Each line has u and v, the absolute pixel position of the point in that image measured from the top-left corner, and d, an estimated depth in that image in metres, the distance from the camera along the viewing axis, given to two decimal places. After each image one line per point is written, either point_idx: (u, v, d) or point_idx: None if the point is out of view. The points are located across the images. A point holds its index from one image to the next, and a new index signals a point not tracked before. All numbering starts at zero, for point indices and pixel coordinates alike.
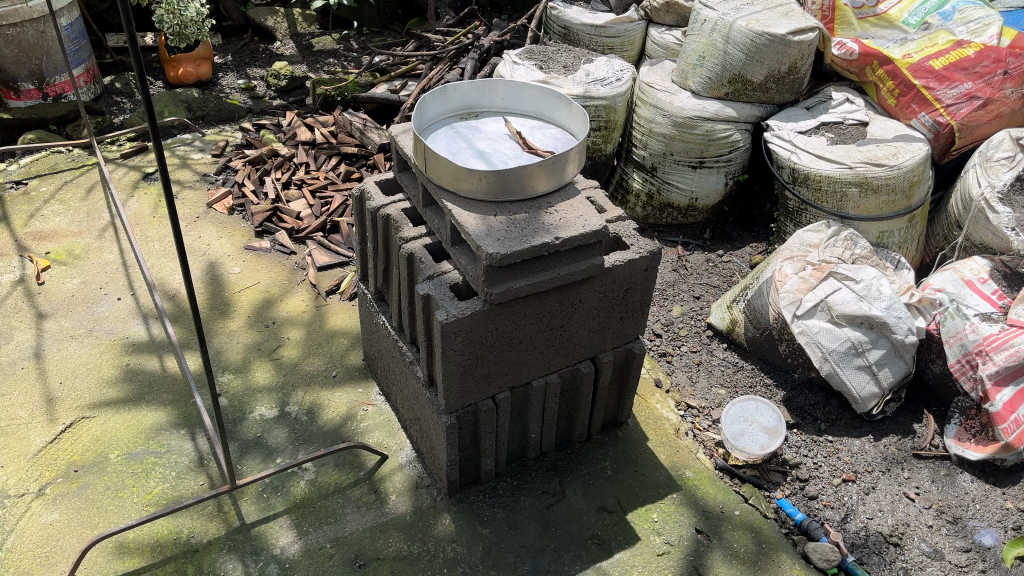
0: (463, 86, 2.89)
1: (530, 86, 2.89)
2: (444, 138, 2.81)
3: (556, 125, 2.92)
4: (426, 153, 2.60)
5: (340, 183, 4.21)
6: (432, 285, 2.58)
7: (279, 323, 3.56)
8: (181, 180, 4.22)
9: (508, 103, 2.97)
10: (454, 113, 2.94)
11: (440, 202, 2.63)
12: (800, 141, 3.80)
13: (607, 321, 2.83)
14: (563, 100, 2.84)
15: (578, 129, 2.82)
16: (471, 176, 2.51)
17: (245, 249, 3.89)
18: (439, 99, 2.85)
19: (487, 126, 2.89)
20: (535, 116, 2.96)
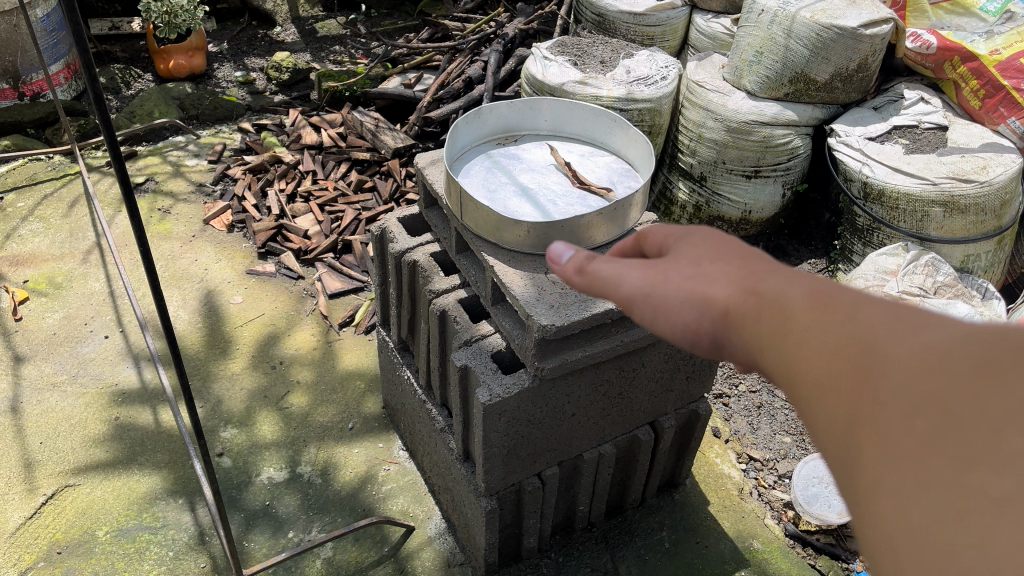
0: (501, 108, 2.46)
1: (579, 106, 2.46)
2: (480, 171, 2.39)
3: (609, 151, 2.50)
4: (463, 198, 2.18)
5: (351, 194, 3.78)
6: (471, 353, 2.18)
7: (286, 363, 3.16)
8: (175, 193, 3.80)
9: (552, 125, 2.55)
10: (489, 139, 2.51)
11: (479, 255, 2.22)
12: (872, 150, 3.35)
13: (670, 383, 2.44)
14: (621, 124, 2.41)
15: (639, 160, 2.39)
16: (518, 227, 2.09)
17: (248, 273, 3.47)
18: (474, 124, 2.42)
19: (530, 154, 2.46)
20: (584, 140, 2.54)
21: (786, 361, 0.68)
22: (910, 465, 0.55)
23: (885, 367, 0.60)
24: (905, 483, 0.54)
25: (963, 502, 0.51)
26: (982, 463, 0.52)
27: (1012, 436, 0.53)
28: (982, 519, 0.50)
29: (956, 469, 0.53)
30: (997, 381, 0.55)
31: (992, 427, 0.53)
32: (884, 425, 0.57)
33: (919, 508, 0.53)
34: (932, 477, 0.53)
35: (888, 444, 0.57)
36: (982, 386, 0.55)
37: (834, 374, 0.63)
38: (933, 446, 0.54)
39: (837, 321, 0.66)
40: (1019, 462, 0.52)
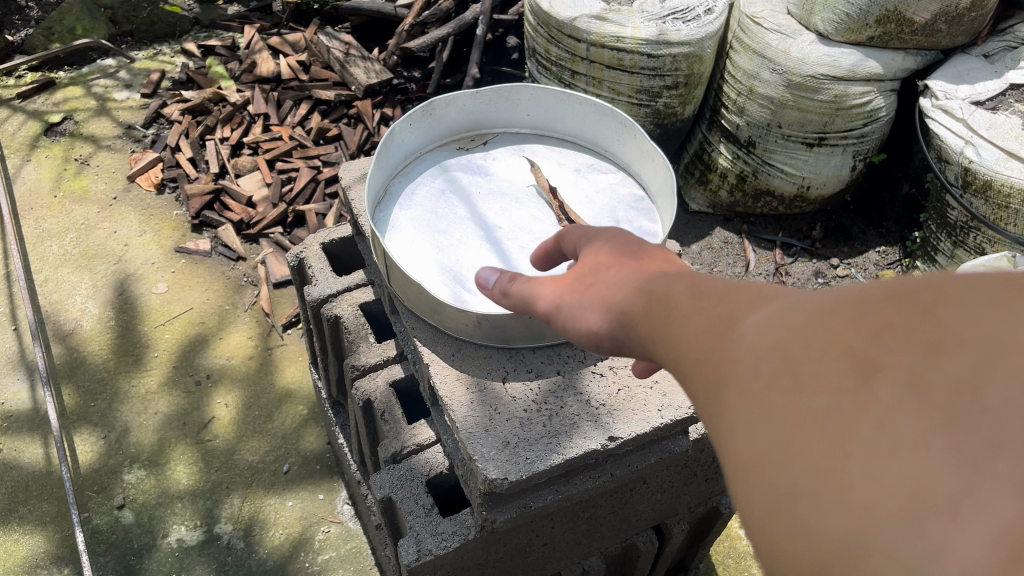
0: (465, 101, 1.74)
1: (574, 100, 1.72)
2: (426, 197, 1.69)
3: (612, 164, 1.79)
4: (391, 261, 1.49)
5: (311, 147, 3.04)
6: (397, 477, 1.55)
7: (214, 378, 2.56)
8: (97, 137, 3.12)
9: (539, 122, 1.82)
10: (449, 142, 1.81)
11: (415, 341, 1.54)
12: (978, 121, 2.51)
13: (683, 488, 1.79)
14: (634, 131, 1.65)
15: (657, 188, 1.64)
16: (463, 314, 1.40)
17: (176, 251, 2.82)
18: (423, 124, 1.71)
19: (503, 168, 1.75)
20: (579, 142, 1.83)
21: (664, 330, 0.66)
22: (743, 402, 0.50)
23: (734, 319, 0.57)
24: (740, 417, 0.50)
25: (793, 420, 0.46)
26: (801, 382, 0.46)
27: (829, 348, 0.46)
28: (805, 438, 0.45)
29: (790, 394, 0.47)
30: (825, 306, 0.49)
31: (818, 350, 0.47)
32: (721, 372, 0.54)
33: (755, 437, 0.48)
34: (759, 404, 0.48)
35: (727, 389, 0.52)
36: (805, 316, 0.49)
37: (690, 338, 0.61)
38: (765, 384, 0.49)
39: (711, 301, 0.63)
40: (841, 376, 0.45)
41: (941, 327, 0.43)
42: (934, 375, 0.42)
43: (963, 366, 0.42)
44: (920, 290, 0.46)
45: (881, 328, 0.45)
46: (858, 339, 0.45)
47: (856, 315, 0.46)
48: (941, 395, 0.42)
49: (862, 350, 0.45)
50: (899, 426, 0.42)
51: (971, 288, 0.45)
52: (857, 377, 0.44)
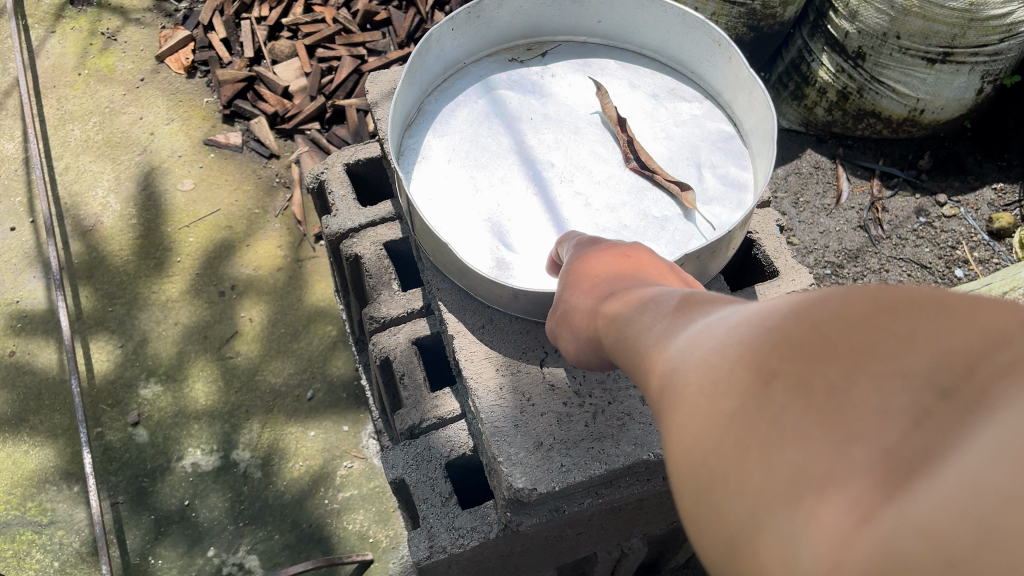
0: (522, 1, 1.45)
1: (653, 6, 1.42)
2: (467, 119, 1.41)
3: (696, 88, 1.48)
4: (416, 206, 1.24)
5: (355, 32, 2.70)
6: (413, 457, 1.33)
7: (238, 290, 2.36)
8: (126, 9, 2.85)
9: (610, 31, 1.53)
10: (501, 51, 1.53)
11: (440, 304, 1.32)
12: None
13: None
14: (725, 48, 1.34)
15: (748, 119, 1.34)
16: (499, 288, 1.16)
17: (205, 144, 2.58)
18: (470, 29, 1.43)
19: (561, 89, 1.48)
20: (658, 59, 1.52)
21: (653, 336, 0.73)
22: (687, 406, 0.58)
23: (699, 330, 0.65)
24: (683, 421, 0.58)
25: (715, 422, 0.54)
26: (721, 390, 0.55)
27: (743, 359, 0.54)
28: (724, 438, 0.52)
29: (713, 402, 0.55)
30: (751, 325, 0.56)
31: (736, 362, 0.55)
32: (676, 383, 0.62)
33: (690, 437, 0.56)
34: (697, 410, 0.56)
35: (677, 396, 0.60)
36: (735, 333, 0.57)
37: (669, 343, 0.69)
38: (700, 395, 0.57)
39: (684, 318, 0.71)
40: (747, 384, 0.52)
41: (826, 338, 0.49)
42: (815, 379, 0.48)
43: (839, 369, 0.48)
44: (817, 306, 0.52)
45: (780, 341, 0.52)
46: (764, 353, 0.53)
47: (767, 330, 0.54)
48: (818, 395, 0.48)
49: (764, 362, 0.52)
50: (787, 423, 0.48)
51: (858, 298, 0.50)
52: (757, 385, 0.52)
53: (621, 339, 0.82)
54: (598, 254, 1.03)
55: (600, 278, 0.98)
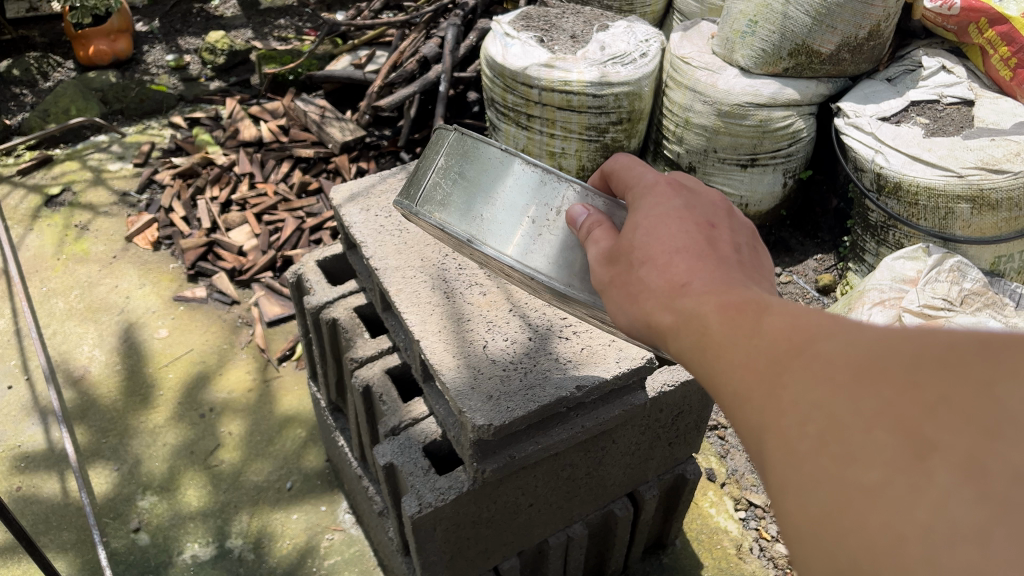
0: None
1: None
2: None
3: None
4: (460, 135, 1.28)
5: (293, 200, 3.38)
6: (396, 447, 1.76)
7: (217, 411, 2.75)
8: (94, 204, 3.40)
9: None
10: None
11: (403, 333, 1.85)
12: (885, 134, 2.85)
13: (650, 452, 2.01)
14: None
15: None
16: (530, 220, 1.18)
17: (175, 299, 3.07)
18: None
19: None
20: None
21: (719, 353, 0.69)
22: (803, 462, 0.52)
23: (791, 358, 0.60)
24: (798, 477, 0.52)
25: (846, 489, 0.49)
26: (853, 454, 0.49)
27: (885, 421, 0.49)
28: (862, 513, 0.47)
29: (838, 462, 0.50)
30: (876, 369, 0.52)
31: (867, 417, 0.50)
32: (780, 415, 0.56)
33: (812, 503, 0.50)
34: (823, 472, 0.51)
35: (784, 441, 0.55)
36: (861, 377, 0.52)
37: (751, 365, 0.63)
38: (823, 445, 0.52)
39: (748, 329, 0.67)
40: (894, 452, 0.48)
41: (995, 411, 0.46)
42: (988, 461, 0.45)
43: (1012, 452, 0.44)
44: (979, 366, 0.48)
45: (935, 408, 0.48)
46: (914, 419, 0.48)
47: (909, 385, 0.49)
48: (992, 482, 0.44)
49: (919, 430, 0.47)
50: (949, 506, 0.44)
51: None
52: (911, 458, 0.47)
53: (678, 323, 0.77)
54: (680, 210, 0.89)
55: (669, 254, 0.83)
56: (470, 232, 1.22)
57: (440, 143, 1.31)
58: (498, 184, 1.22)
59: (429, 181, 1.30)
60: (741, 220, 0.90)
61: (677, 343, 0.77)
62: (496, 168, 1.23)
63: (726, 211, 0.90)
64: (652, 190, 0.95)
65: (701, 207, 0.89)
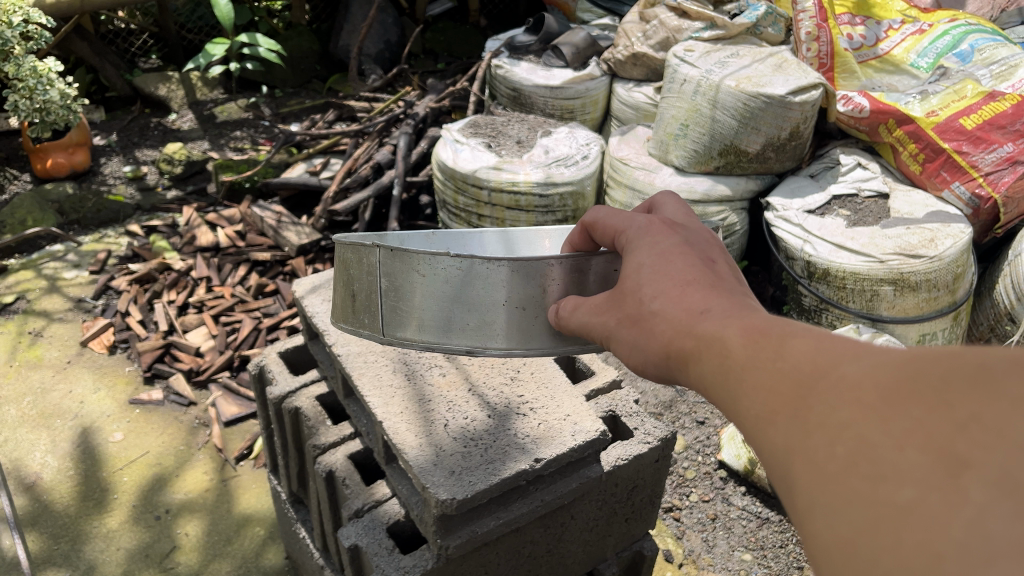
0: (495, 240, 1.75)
1: None
2: None
3: None
4: (400, 256, 1.32)
5: (249, 301, 3.48)
6: (360, 528, 1.80)
7: (173, 512, 2.70)
8: (48, 311, 3.43)
9: None
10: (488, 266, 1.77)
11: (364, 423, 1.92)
12: (812, 225, 3.05)
13: (608, 527, 2.06)
14: None
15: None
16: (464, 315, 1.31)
17: (130, 402, 3.07)
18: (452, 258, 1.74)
19: None
20: None
21: (740, 383, 0.66)
22: (831, 485, 0.49)
23: (819, 382, 0.56)
24: (829, 502, 0.49)
25: (874, 510, 0.46)
26: (884, 473, 0.47)
27: (916, 440, 0.46)
28: (895, 532, 0.44)
29: (868, 482, 0.47)
30: (909, 388, 0.49)
31: (897, 438, 0.47)
32: (804, 440, 0.54)
33: (843, 526, 0.47)
34: (852, 492, 0.48)
35: (811, 465, 0.52)
36: (892, 400, 0.49)
37: (772, 392, 0.60)
38: (852, 465, 0.49)
39: (769, 359, 0.64)
40: (925, 468, 0.45)
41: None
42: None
43: None
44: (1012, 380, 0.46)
45: (967, 425, 0.44)
46: (943, 433, 0.45)
47: (941, 403, 0.46)
48: None
49: (951, 447, 0.44)
50: (980, 525, 0.41)
51: None
52: (946, 474, 0.44)
53: (699, 347, 0.75)
54: (676, 247, 0.92)
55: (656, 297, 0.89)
56: (468, 343, 1.34)
57: (382, 266, 1.35)
58: (419, 291, 1.32)
59: (389, 310, 1.37)
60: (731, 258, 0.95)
61: (696, 366, 0.74)
62: (459, 279, 1.29)
63: (716, 246, 0.95)
64: (647, 230, 0.99)
65: (698, 244, 0.93)
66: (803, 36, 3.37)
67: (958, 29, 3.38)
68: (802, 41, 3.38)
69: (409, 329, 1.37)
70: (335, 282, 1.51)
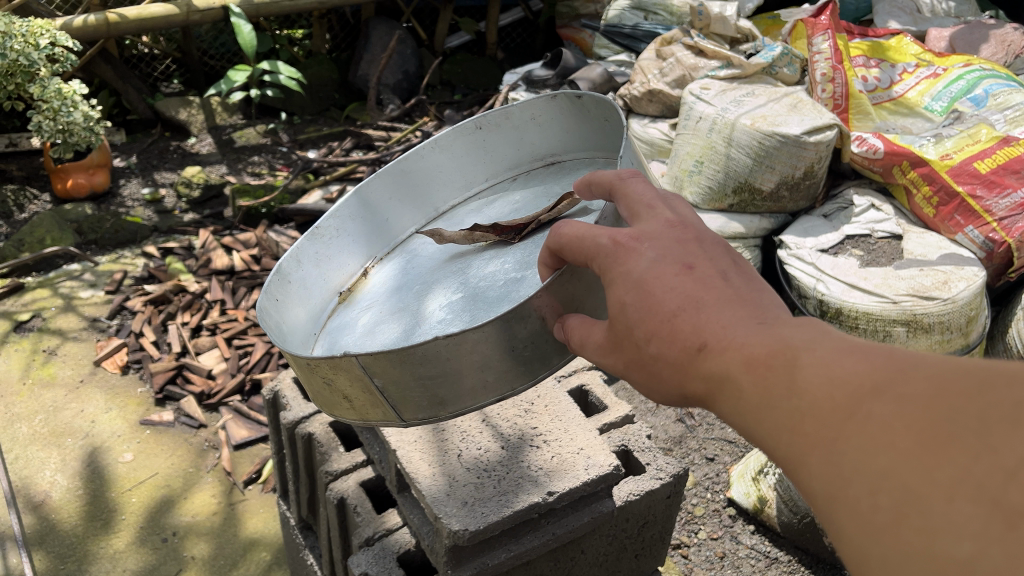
0: (383, 185, 1.73)
1: (486, 130, 1.73)
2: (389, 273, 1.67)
3: (563, 133, 1.71)
4: (380, 357, 1.14)
5: (262, 325, 3.51)
6: (371, 555, 1.79)
7: (180, 535, 2.70)
8: (63, 330, 3.45)
9: (499, 176, 1.80)
10: (393, 214, 1.77)
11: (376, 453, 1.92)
12: (825, 264, 3.05)
13: (617, 564, 2.05)
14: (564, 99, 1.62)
15: (570, 132, 1.68)
16: (483, 372, 1.16)
17: (141, 423, 3.09)
18: (354, 227, 1.71)
19: (449, 222, 1.74)
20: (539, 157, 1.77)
21: (756, 415, 0.66)
22: (886, 537, 0.52)
23: (843, 423, 0.58)
24: (887, 557, 0.52)
25: (935, 563, 0.49)
26: (938, 524, 0.49)
27: (964, 490, 0.49)
28: None
29: (921, 534, 0.50)
30: (945, 432, 0.51)
31: (945, 486, 0.50)
32: (844, 484, 0.56)
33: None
34: (904, 544, 0.51)
35: (853, 509, 0.54)
36: (928, 445, 0.52)
37: (794, 425, 0.62)
38: (903, 518, 0.51)
39: (784, 388, 0.64)
40: (981, 520, 0.48)
41: None
42: None
43: None
44: None
45: (1016, 473, 0.47)
46: (994, 483, 0.48)
47: (986, 451, 0.49)
48: None
49: (1004, 497, 0.47)
50: None
51: None
52: (1003, 525, 0.46)
53: (707, 387, 0.72)
54: (650, 269, 0.80)
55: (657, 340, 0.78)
56: (495, 396, 1.20)
57: (367, 370, 1.18)
58: (417, 375, 1.16)
59: (400, 399, 1.21)
60: (708, 241, 0.83)
61: (710, 405, 0.73)
62: (450, 356, 1.13)
63: (691, 239, 0.83)
64: (615, 251, 0.86)
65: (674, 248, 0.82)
66: (818, 77, 3.42)
67: (973, 74, 3.42)
68: (817, 82, 3.42)
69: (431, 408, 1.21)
70: (307, 384, 1.32)
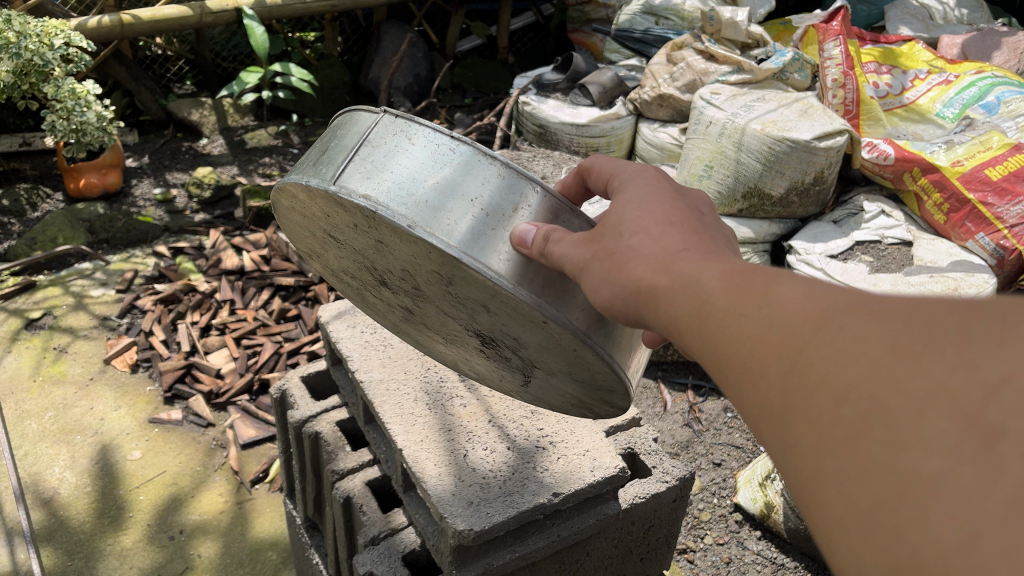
0: None
1: None
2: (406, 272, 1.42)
3: None
4: (400, 123, 1.24)
5: (271, 325, 3.52)
6: (375, 554, 1.79)
7: (187, 532, 2.71)
8: (74, 328, 3.47)
9: None
10: None
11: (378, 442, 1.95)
12: (834, 270, 3.03)
13: (621, 568, 2.05)
14: None
15: None
16: (437, 188, 1.15)
17: (150, 421, 3.10)
18: None
19: None
20: None
21: (723, 324, 0.62)
22: (845, 450, 0.46)
23: (809, 331, 0.52)
24: (842, 467, 0.46)
25: (896, 478, 0.43)
26: (906, 440, 0.43)
27: (937, 404, 0.42)
28: (923, 505, 0.41)
29: (886, 447, 0.44)
30: (922, 341, 0.45)
31: (915, 401, 0.43)
32: (806, 397, 0.50)
33: (859, 494, 0.44)
34: (868, 458, 0.44)
35: (816, 419, 0.48)
36: (904, 352, 0.45)
37: (760, 337, 0.56)
38: (867, 428, 0.45)
39: (755, 304, 0.59)
40: (953, 435, 0.41)
41: None
42: None
43: None
44: None
45: (998, 387, 0.41)
46: (969, 398, 0.41)
47: (962, 362, 0.42)
48: None
49: (979, 412, 0.40)
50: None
51: None
52: (977, 444, 0.40)
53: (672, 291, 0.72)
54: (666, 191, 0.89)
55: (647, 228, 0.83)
56: (411, 218, 1.13)
57: (373, 129, 1.26)
58: (394, 155, 1.20)
59: (355, 164, 1.22)
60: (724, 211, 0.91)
61: (670, 308, 0.71)
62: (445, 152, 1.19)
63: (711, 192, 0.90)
64: (641, 175, 0.96)
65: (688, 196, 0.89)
66: (829, 83, 3.43)
67: (984, 81, 3.41)
68: (829, 88, 3.42)
69: (364, 186, 1.19)
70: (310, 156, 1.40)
